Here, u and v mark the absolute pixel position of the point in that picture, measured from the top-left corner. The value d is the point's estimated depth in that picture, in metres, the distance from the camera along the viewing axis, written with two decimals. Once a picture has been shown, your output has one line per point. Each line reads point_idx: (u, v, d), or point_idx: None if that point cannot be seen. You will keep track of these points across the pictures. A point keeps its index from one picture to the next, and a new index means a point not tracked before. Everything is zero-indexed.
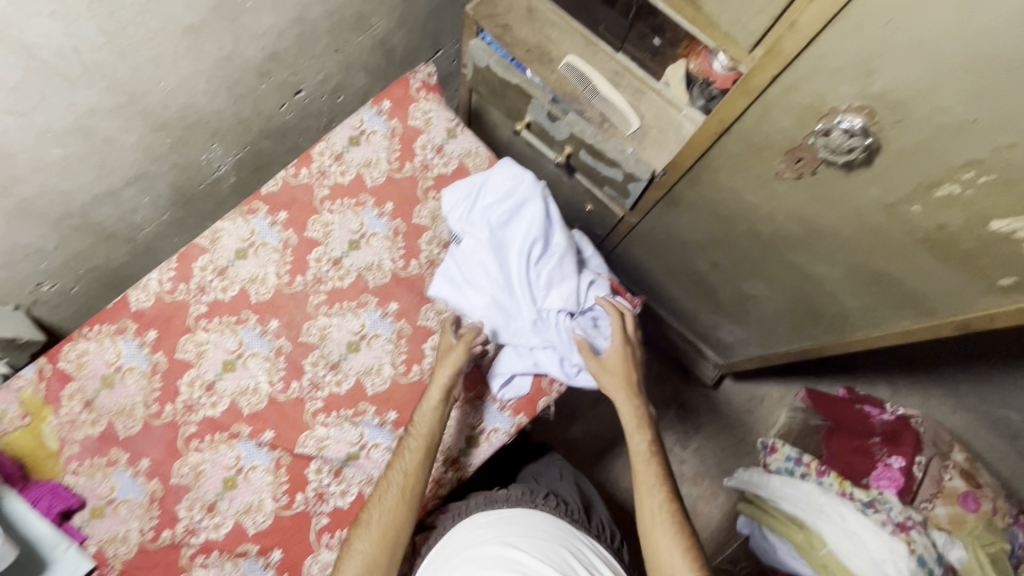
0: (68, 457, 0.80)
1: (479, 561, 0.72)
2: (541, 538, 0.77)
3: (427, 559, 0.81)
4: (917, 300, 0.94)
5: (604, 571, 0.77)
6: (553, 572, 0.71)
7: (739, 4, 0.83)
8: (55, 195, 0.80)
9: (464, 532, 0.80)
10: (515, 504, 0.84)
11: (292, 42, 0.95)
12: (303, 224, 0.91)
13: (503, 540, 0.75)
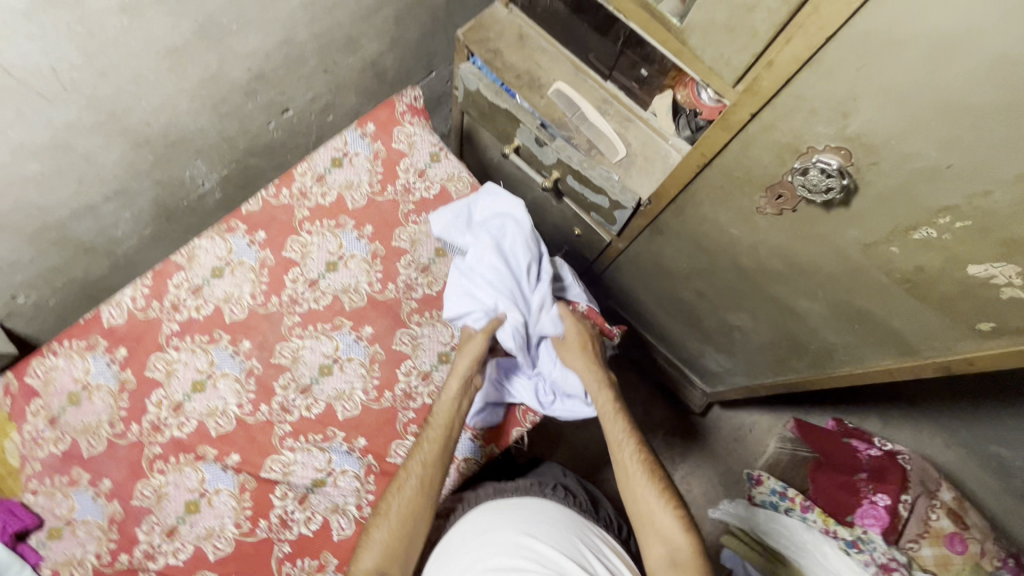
0: (29, 475, 0.79)
1: (493, 549, 0.72)
2: (554, 527, 0.76)
3: (439, 543, 0.81)
4: (899, 340, 0.93)
5: (617, 561, 0.76)
6: (565, 560, 0.71)
7: (722, 38, 0.78)
8: (32, 209, 0.81)
9: (475, 515, 0.80)
10: (524, 494, 0.84)
11: (279, 64, 0.96)
12: (281, 244, 0.91)
13: (515, 529, 0.75)
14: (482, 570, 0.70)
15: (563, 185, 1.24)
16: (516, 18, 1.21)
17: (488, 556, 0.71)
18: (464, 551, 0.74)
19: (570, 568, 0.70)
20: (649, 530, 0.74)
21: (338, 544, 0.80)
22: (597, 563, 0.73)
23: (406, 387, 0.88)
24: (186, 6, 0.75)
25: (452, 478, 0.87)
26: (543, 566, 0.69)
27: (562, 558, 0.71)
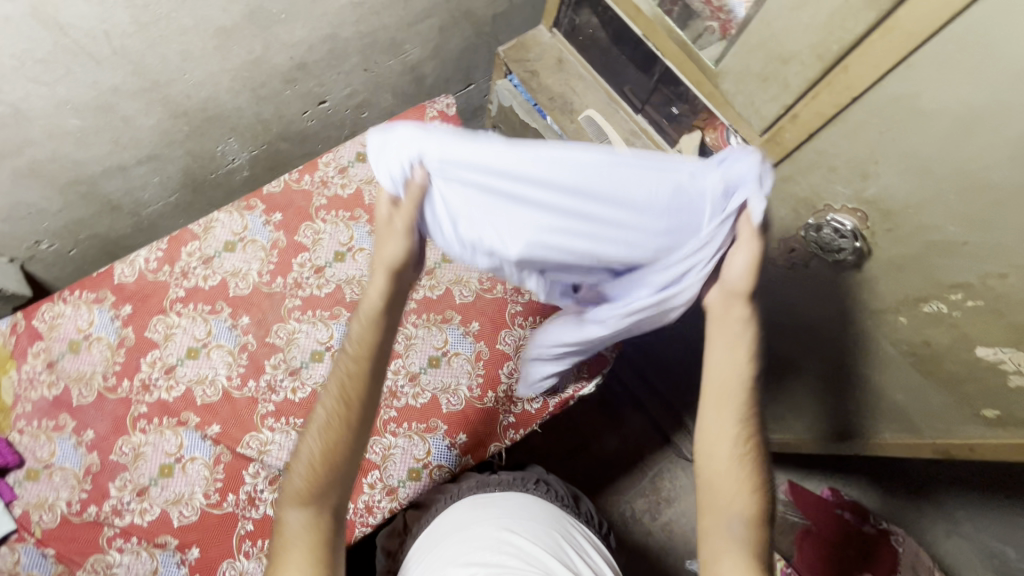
0: (19, 414, 0.82)
1: (474, 543, 0.69)
2: (537, 523, 0.73)
3: (426, 530, 0.77)
4: (899, 415, 0.90)
5: (599, 561, 0.74)
6: (547, 558, 0.67)
7: (754, 87, 0.78)
8: (67, 161, 0.85)
9: (458, 511, 0.77)
10: (507, 489, 0.80)
11: (322, 56, 1.00)
12: (295, 228, 0.93)
13: (496, 525, 0.72)
14: (462, 562, 0.66)
15: None
16: (558, 41, 1.23)
17: (468, 550, 0.68)
18: (444, 546, 0.71)
19: (551, 564, 0.67)
20: (716, 494, 0.61)
21: None
22: (580, 563, 0.70)
23: (392, 386, 0.88)
24: None
25: (423, 483, 0.85)
26: (525, 560, 0.66)
27: (544, 554, 0.68)
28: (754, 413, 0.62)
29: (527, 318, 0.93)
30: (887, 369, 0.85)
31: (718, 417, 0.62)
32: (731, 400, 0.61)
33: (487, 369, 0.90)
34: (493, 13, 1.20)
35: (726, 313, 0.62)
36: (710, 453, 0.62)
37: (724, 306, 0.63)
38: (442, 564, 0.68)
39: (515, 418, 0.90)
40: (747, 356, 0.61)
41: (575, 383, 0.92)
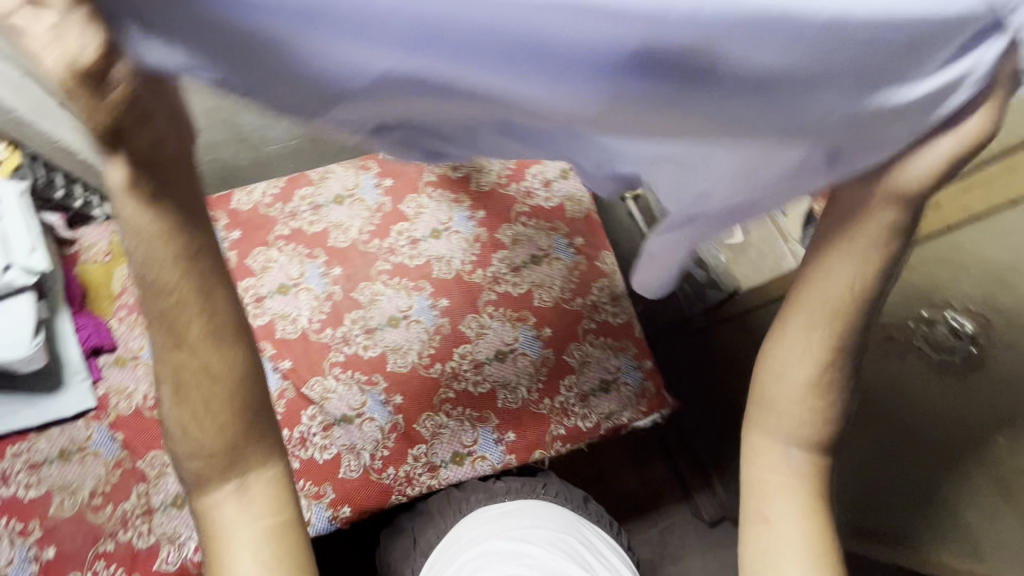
0: (121, 304, 0.87)
1: (493, 554, 0.73)
2: (550, 530, 0.77)
3: (439, 548, 0.79)
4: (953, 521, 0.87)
5: (613, 560, 0.78)
6: (567, 567, 0.72)
7: None
8: None
9: (471, 525, 0.79)
10: (517, 495, 0.82)
11: None
12: (401, 197, 0.97)
13: (511, 534, 0.76)
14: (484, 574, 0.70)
15: None
16: None
17: (487, 563, 0.72)
18: (463, 557, 0.74)
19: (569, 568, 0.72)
20: (774, 417, 0.56)
21: (341, 482, 0.82)
22: (590, 562, 0.75)
23: (455, 368, 0.89)
24: None
25: (464, 470, 0.86)
26: (541, 569, 0.70)
27: (559, 559, 0.73)
28: (847, 336, 0.49)
29: (598, 337, 0.93)
30: (971, 452, 0.83)
31: (798, 338, 0.51)
32: (824, 325, 0.49)
33: (549, 376, 0.90)
34: None
35: (866, 218, 0.42)
36: (779, 379, 0.54)
37: (864, 203, 0.42)
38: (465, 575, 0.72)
39: (565, 431, 0.88)
40: (873, 274, 0.45)
41: (632, 412, 0.90)
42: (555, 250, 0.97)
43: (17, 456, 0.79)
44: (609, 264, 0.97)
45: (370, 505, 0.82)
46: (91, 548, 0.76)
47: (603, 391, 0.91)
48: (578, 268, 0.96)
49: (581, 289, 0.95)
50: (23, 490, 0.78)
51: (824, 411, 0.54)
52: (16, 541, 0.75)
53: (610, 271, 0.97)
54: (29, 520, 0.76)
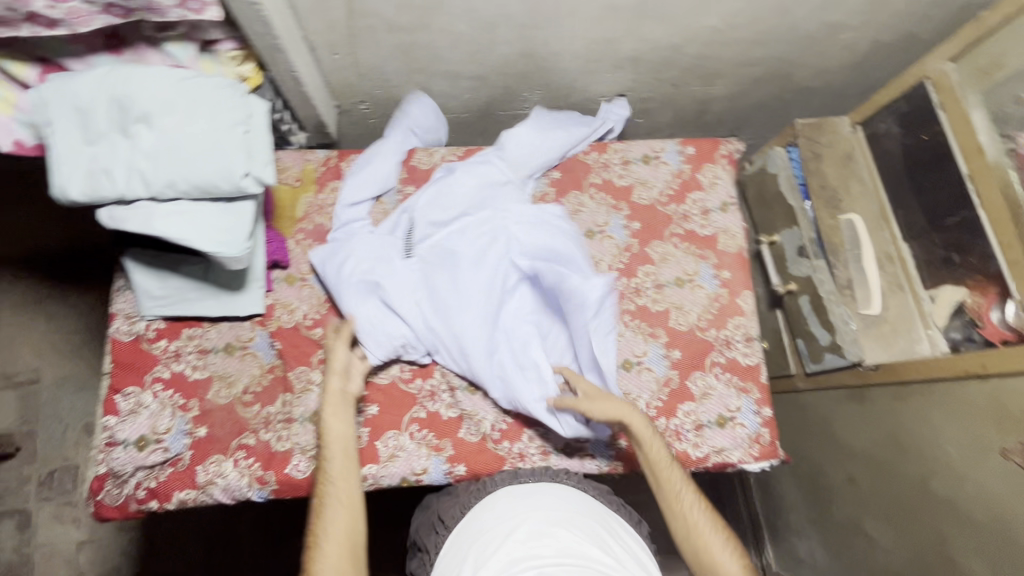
0: (301, 228, 0.94)
1: (515, 535, 0.70)
2: (575, 514, 0.74)
3: (459, 526, 0.78)
4: None
5: (637, 549, 0.75)
6: (596, 548, 0.69)
7: None
8: (429, 54, 0.96)
9: (494, 504, 0.78)
10: (542, 479, 0.82)
11: (655, 58, 1.06)
12: (566, 192, 1.00)
13: (539, 518, 0.73)
14: (504, 557, 0.68)
15: (791, 300, 1.23)
16: (856, 138, 1.21)
17: (509, 543, 0.69)
18: (485, 536, 0.72)
19: (592, 551, 0.68)
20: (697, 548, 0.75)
21: (459, 440, 0.86)
22: (618, 550, 0.72)
23: None
24: None
25: (573, 463, 0.88)
26: (563, 551, 0.67)
27: (585, 542, 0.69)
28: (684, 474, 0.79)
29: (724, 372, 0.94)
30: None
31: (666, 496, 0.77)
32: (670, 475, 0.78)
33: (669, 398, 0.92)
34: (807, 83, 1.20)
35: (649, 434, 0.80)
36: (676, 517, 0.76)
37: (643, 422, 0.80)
38: (483, 557, 0.69)
39: (675, 454, 0.89)
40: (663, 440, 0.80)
41: (743, 454, 0.91)
42: (700, 277, 0.98)
43: (189, 338, 0.87)
44: (749, 304, 0.98)
45: (484, 471, 0.85)
46: (236, 438, 0.83)
47: (718, 426, 0.91)
48: (718, 300, 0.97)
49: (717, 321, 0.96)
50: (189, 369, 0.86)
51: (718, 538, 0.75)
52: (176, 413, 0.83)
53: (749, 311, 0.97)
54: (189, 398, 0.84)
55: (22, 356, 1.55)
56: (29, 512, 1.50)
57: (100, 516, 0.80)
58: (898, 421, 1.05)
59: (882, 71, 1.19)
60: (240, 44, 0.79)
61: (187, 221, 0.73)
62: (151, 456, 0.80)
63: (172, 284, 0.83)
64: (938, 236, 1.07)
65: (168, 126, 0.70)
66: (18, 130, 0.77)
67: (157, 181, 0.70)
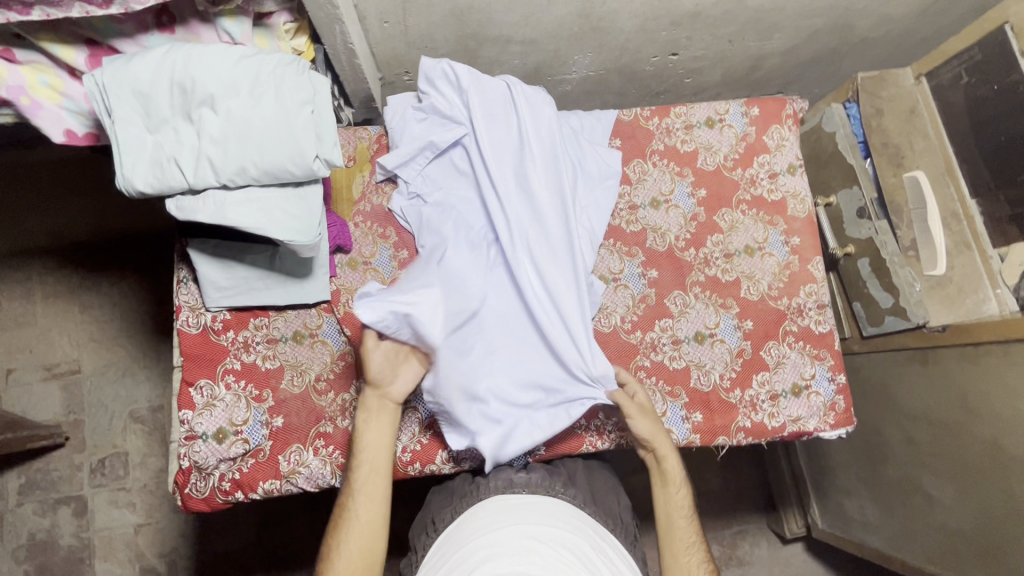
0: (360, 210, 0.92)
1: (494, 552, 0.64)
2: (564, 531, 0.69)
3: (443, 538, 0.73)
4: None
5: (623, 570, 0.70)
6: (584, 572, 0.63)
7: None
8: (483, 18, 0.91)
9: (483, 510, 0.73)
10: (535, 492, 0.76)
11: (716, 13, 1.00)
12: (629, 160, 0.96)
13: (523, 532, 0.67)
14: (488, 574, 0.61)
15: (848, 262, 1.20)
16: (918, 91, 1.16)
17: (493, 558, 0.63)
18: (469, 546, 0.67)
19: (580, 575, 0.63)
20: None
21: None
22: (607, 573, 0.67)
23: (655, 339, 0.90)
24: None
25: None
26: (553, 573, 0.61)
27: (572, 563, 0.64)
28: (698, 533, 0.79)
29: (798, 340, 0.92)
30: None
31: (672, 548, 0.77)
32: (678, 523, 0.78)
33: (743, 368, 0.90)
34: (868, 35, 1.14)
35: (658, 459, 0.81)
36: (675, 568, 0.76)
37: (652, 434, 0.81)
38: (465, 572, 0.63)
39: (752, 425, 0.88)
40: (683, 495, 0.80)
41: (819, 422, 0.90)
42: (770, 244, 0.95)
43: (257, 328, 0.85)
44: (821, 270, 0.95)
45: (561, 448, 0.86)
46: (313, 427, 0.83)
47: (794, 395, 0.90)
48: (789, 267, 0.95)
49: (789, 289, 0.94)
50: (260, 359, 0.84)
51: None
52: (251, 405, 0.82)
53: (821, 277, 0.95)
54: (263, 389, 0.83)
55: (60, 346, 1.52)
56: (85, 497, 1.49)
57: (188, 508, 0.80)
58: (967, 384, 1.04)
59: (947, 18, 1.13)
60: (294, 16, 0.77)
61: (258, 208, 0.70)
62: (233, 448, 0.80)
63: (237, 273, 0.81)
64: (1008, 192, 1.04)
65: (233, 109, 0.67)
66: (68, 118, 0.74)
67: (228, 168, 0.67)
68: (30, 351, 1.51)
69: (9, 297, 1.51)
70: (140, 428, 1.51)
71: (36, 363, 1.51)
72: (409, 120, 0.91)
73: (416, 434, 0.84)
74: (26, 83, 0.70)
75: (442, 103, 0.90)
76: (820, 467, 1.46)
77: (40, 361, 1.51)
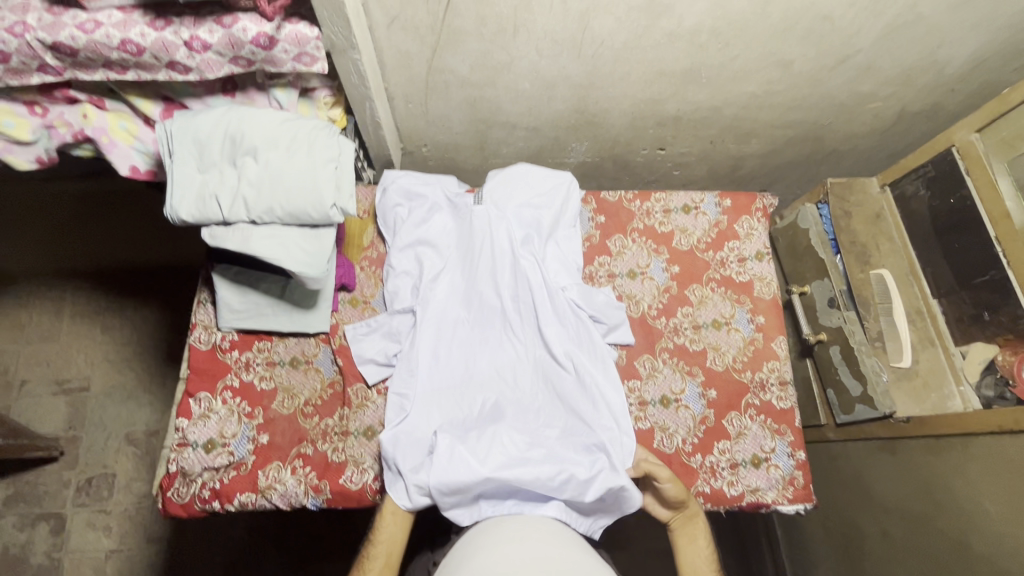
0: (367, 255, 1.03)
1: (512, 552, 0.64)
2: (548, 530, 0.72)
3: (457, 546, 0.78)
4: None
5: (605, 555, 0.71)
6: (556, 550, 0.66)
7: None
8: (492, 107, 1.07)
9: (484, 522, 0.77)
10: None
11: (695, 118, 1.15)
12: (610, 235, 1.07)
13: (515, 529, 0.71)
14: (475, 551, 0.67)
15: (821, 349, 1.25)
16: (883, 199, 1.28)
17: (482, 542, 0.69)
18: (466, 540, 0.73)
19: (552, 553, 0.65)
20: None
21: None
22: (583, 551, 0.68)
23: None
24: (698, 53, 0.95)
25: None
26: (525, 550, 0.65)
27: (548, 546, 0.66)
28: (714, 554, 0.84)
29: (758, 414, 0.97)
30: None
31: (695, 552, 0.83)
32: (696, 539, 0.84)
33: (705, 435, 0.95)
34: (836, 147, 1.28)
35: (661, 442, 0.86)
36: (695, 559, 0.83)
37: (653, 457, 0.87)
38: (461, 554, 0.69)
39: (710, 490, 0.91)
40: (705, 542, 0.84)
41: (777, 494, 0.93)
42: (736, 320, 1.03)
43: (259, 350, 0.94)
44: (784, 348, 1.02)
45: None
46: (295, 447, 0.89)
47: (753, 465, 0.94)
48: (753, 344, 1.02)
49: (753, 363, 1.01)
50: (257, 379, 0.92)
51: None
52: (242, 420, 0.89)
53: (784, 355, 1.02)
54: (255, 407, 0.90)
55: (75, 363, 1.61)
56: (65, 515, 1.51)
57: (166, 512, 0.85)
58: (935, 479, 1.06)
59: (907, 138, 1.27)
60: (333, 92, 0.93)
61: (277, 242, 0.82)
62: (217, 458, 0.86)
63: (251, 299, 0.92)
64: (968, 294, 1.11)
65: (271, 159, 0.80)
66: (135, 156, 0.88)
67: (258, 207, 0.80)
68: (47, 365, 1.61)
69: (40, 312, 1.64)
70: (132, 451, 1.56)
71: (49, 377, 1.60)
72: (419, 210, 1.02)
73: None
74: (108, 126, 0.85)
75: (442, 216, 1.02)
76: (801, 563, 1.42)
77: (54, 374, 1.60)
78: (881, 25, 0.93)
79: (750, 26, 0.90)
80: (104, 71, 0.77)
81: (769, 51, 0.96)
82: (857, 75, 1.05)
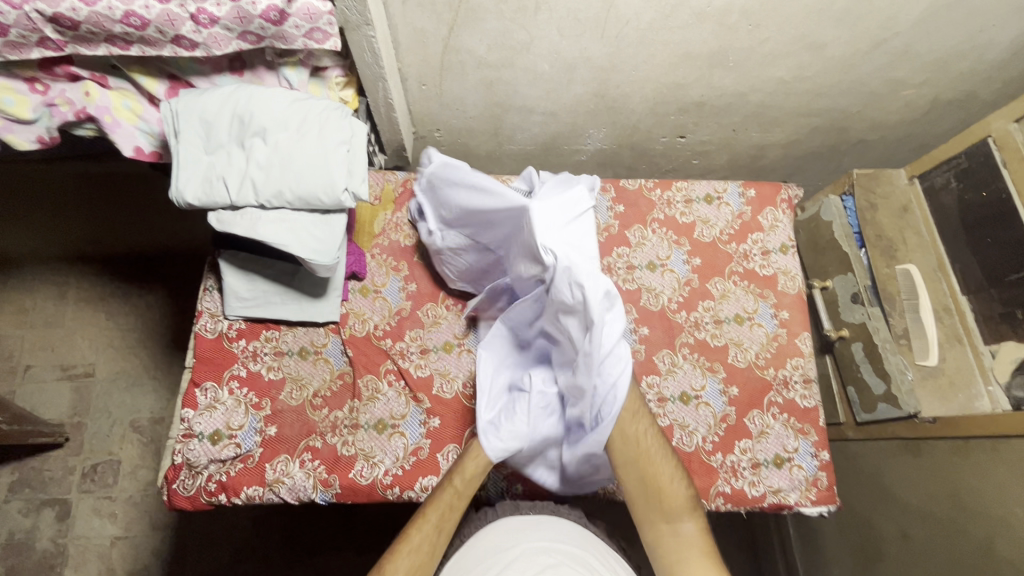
0: (378, 243, 1.00)
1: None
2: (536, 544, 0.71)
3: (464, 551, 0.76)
4: None
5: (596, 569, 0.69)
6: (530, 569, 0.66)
7: None
8: (509, 90, 1.03)
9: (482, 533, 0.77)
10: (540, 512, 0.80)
11: (719, 104, 1.10)
12: (629, 225, 1.03)
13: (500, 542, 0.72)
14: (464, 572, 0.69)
15: (843, 346, 1.21)
16: (911, 192, 1.24)
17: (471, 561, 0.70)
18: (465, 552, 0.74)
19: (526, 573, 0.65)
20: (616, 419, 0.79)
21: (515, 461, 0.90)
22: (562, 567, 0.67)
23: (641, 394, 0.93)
24: (726, 34, 0.91)
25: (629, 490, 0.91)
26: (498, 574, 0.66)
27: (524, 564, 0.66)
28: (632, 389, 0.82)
29: (782, 413, 0.94)
30: None
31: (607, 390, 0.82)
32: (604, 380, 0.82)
33: (726, 434, 0.92)
34: (864, 136, 1.23)
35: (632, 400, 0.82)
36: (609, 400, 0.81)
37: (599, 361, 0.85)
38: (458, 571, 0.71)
39: (731, 490, 0.88)
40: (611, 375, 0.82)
41: (800, 496, 0.90)
42: (759, 315, 1.00)
43: (267, 340, 0.91)
44: (808, 345, 0.99)
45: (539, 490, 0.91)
46: (303, 440, 0.86)
47: (775, 465, 0.91)
48: (777, 340, 0.99)
49: (776, 360, 0.97)
50: (265, 369, 0.90)
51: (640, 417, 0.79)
52: (249, 411, 0.87)
53: (808, 352, 0.98)
54: (262, 397, 0.88)
55: (80, 349, 1.59)
56: (70, 501, 1.50)
57: (172, 505, 0.83)
58: (962, 481, 1.03)
59: (938, 128, 1.22)
60: (345, 72, 0.89)
61: (287, 227, 0.79)
62: (224, 450, 0.84)
63: (258, 286, 0.89)
64: (999, 291, 1.06)
65: (282, 142, 0.77)
66: (139, 137, 0.85)
67: (267, 189, 0.76)
68: (51, 351, 1.59)
69: (44, 297, 1.62)
70: (137, 438, 1.54)
71: (54, 362, 1.58)
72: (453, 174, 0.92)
73: (398, 459, 0.86)
74: (112, 104, 0.82)
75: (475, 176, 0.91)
76: (815, 563, 1.39)
77: (59, 360, 1.58)
78: (922, 6, 0.89)
79: (784, 6, 0.86)
80: (105, 46, 0.74)
81: (802, 33, 0.92)
82: (893, 60, 1.00)
